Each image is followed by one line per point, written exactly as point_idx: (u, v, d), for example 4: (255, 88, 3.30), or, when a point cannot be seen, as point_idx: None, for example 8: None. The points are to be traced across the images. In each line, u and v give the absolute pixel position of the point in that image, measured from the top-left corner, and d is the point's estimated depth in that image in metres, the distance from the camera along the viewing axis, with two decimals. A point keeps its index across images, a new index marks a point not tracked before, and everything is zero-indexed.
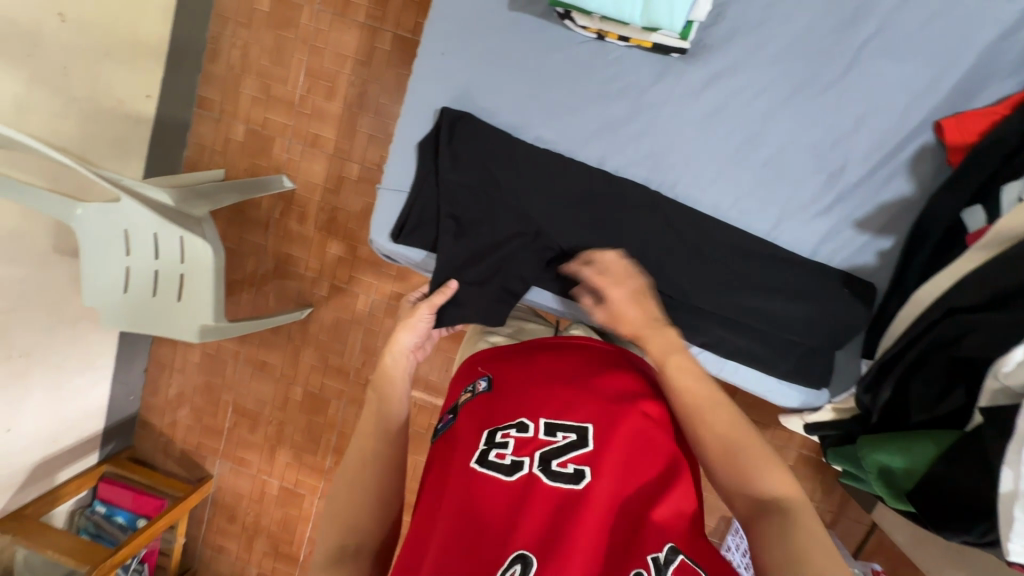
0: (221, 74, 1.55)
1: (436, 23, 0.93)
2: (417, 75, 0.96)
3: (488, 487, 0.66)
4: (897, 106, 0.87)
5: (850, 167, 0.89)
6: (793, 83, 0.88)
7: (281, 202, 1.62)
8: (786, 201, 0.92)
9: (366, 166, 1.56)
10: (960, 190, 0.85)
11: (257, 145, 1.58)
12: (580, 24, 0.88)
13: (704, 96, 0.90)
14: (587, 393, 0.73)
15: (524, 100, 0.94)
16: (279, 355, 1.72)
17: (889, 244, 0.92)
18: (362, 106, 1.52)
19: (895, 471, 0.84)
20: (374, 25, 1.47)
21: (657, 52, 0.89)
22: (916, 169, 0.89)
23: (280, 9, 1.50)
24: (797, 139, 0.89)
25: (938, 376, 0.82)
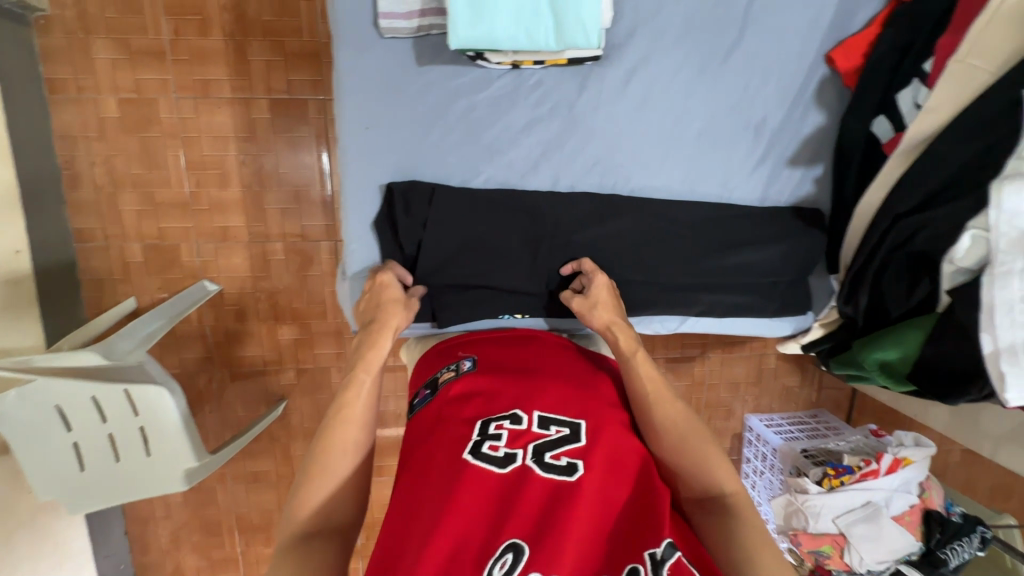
0: (90, 198, 1.39)
1: (348, 101, 0.88)
2: (347, 157, 0.91)
3: (480, 473, 0.72)
4: (792, 52, 0.95)
5: (771, 116, 0.97)
6: (699, 59, 0.93)
7: (211, 307, 1.49)
8: (727, 164, 0.99)
9: (289, 239, 1.47)
10: (867, 105, 0.94)
11: (163, 258, 1.44)
12: (494, 61, 0.87)
13: (626, 93, 0.93)
14: (577, 393, 0.83)
15: (465, 147, 0.93)
16: (269, 459, 1.62)
17: (821, 169, 1.02)
18: (262, 182, 1.43)
19: (892, 361, 0.93)
20: (244, 96, 1.37)
21: (573, 65, 0.90)
22: (823, 99, 0.98)
23: (133, 109, 1.35)
24: (718, 108, 0.96)
25: (904, 273, 0.92)
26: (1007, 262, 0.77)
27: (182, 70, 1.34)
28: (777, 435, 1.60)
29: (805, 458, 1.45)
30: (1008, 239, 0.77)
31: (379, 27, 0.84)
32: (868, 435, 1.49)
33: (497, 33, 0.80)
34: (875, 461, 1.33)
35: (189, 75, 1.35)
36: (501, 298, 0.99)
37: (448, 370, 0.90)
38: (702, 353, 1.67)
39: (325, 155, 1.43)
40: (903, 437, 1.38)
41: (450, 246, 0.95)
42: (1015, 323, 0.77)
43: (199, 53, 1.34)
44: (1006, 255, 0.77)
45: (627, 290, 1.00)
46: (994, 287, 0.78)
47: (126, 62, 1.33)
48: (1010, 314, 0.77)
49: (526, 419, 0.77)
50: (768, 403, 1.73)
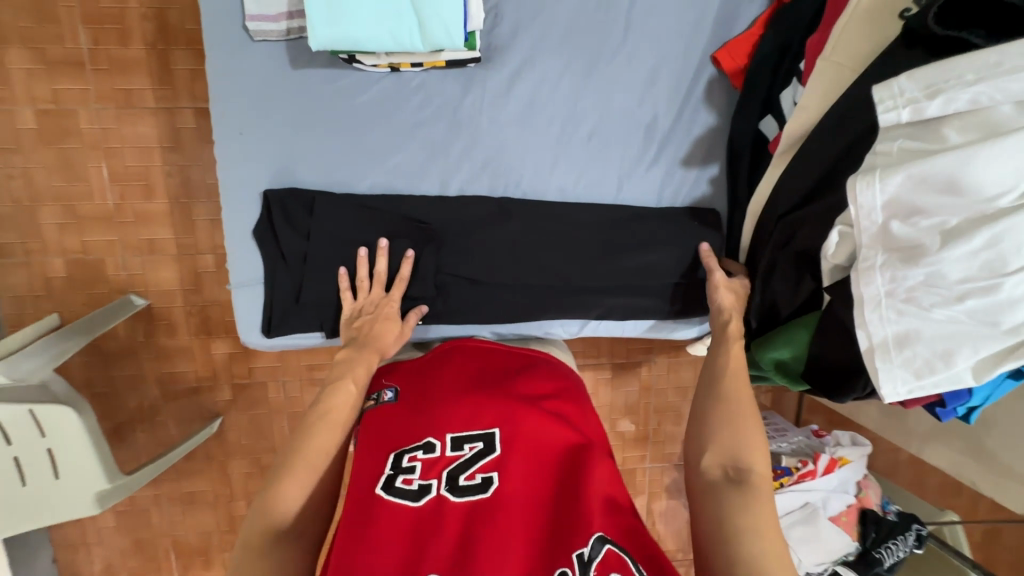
0: (8, 213, 1.34)
1: (221, 104, 0.87)
2: (224, 164, 0.90)
3: (397, 512, 0.70)
4: (676, 53, 0.95)
5: (660, 117, 0.97)
6: (583, 60, 0.93)
7: (140, 322, 1.45)
8: (620, 165, 0.99)
9: (220, 251, 1.44)
10: (752, 106, 0.95)
11: (87, 273, 1.40)
12: (369, 64, 0.87)
13: (511, 96, 0.93)
14: (489, 400, 0.81)
15: (347, 151, 0.92)
16: (206, 478, 1.56)
17: (715, 169, 1.02)
18: (190, 193, 1.39)
19: (787, 360, 0.93)
20: (169, 106, 1.34)
21: (453, 68, 0.90)
22: (713, 99, 0.98)
23: (52, 121, 1.32)
24: (606, 109, 0.96)
25: (790, 271, 0.92)
26: (870, 256, 0.79)
27: (103, 80, 1.31)
28: None
29: None
30: (869, 234, 0.79)
31: (248, 30, 0.85)
32: (810, 435, 1.48)
33: (360, 34, 0.80)
34: (813, 462, 1.32)
35: (110, 85, 1.32)
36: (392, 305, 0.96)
37: (370, 403, 0.87)
38: (648, 358, 1.67)
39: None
40: (841, 438, 1.40)
41: (337, 250, 0.93)
42: (885, 321, 0.78)
43: (120, 62, 1.31)
44: (869, 250, 0.79)
45: (532, 294, 1.00)
46: (862, 283, 0.80)
47: (42, 73, 1.29)
48: (876, 309, 0.79)
49: (436, 444, 0.75)
50: None
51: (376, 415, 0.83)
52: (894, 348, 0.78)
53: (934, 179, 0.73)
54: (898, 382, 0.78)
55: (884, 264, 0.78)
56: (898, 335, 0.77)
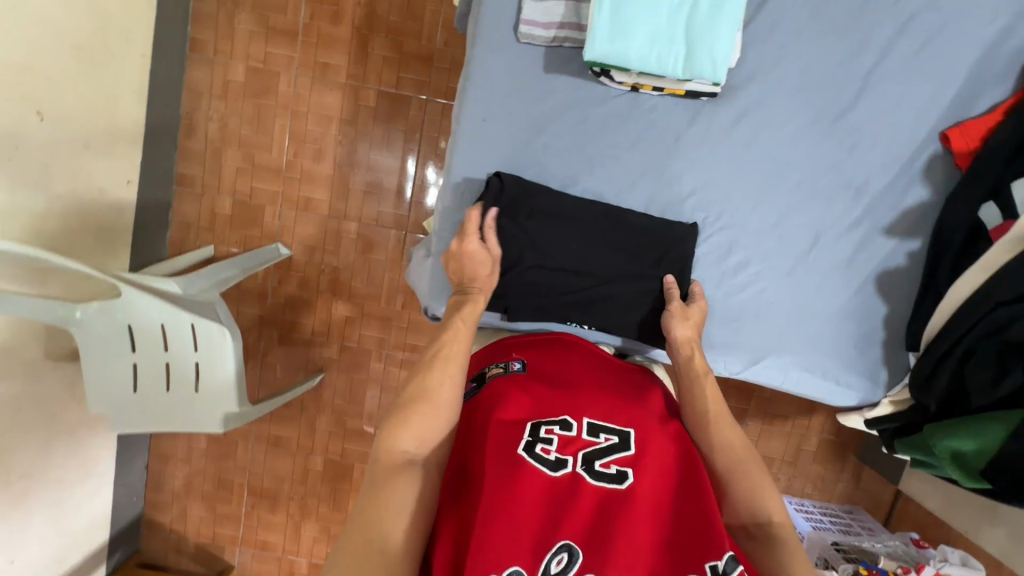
0: (199, 149, 1.51)
1: (473, 95, 0.94)
2: (460, 142, 0.97)
3: (534, 476, 0.70)
4: (907, 122, 0.97)
5: (873, 181, 0.98)
6: (813, 112, 0.97)
7: (278, 269, 1.57)
8: (821, 219, 0.99)
9: (364, 222, 1.55)
10: (977, 187, 0.94)
11: (247, 216, 1.54)
12: (617, 80, 0.93)
13: (734, 132, 0.97)
14: (625, 401, 0.81)
15: (571, 154, 0.97)
16: (295, 427, 1.65)
17: (917, 245, 1.00)
18: (353, 164, 1.52)
19: (967, 453, 0.92)
20: (356, 83, 1.48)
21: (688, 98, 0.95)
22: (931, 175, 0.98)
23: (257, 78, 1.48)
24: (821, 163, 0.98)
25: (992, 362, 0.91)
26: None
27: (308, 51, 1.47)
28: (807, 521, 1.51)
29: (835, 551, 1.36)
30: None
31: (518, 32, 0.92)
32: (908, 543, 1.39)
33: (629, 52, 0.85)
34: (915, 571, 1.24)
35: (313, 56, 1.47)
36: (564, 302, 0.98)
37: (498, 368, 0.88)
38: (740, 419, 1.62)
39: (414, 149, 1.51)
40: (950, 553, 1.28)
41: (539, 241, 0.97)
42: None
43: (326, 39, 1.46)
44: None
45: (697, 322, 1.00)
46: None
47: (261, 36, 1.46)
48: None
49: (576, 424, 0.75)
50: (801, 485, 1.64)
51: (506, 381, 0.84)
52: None
53: None
54: None
55: None
56: None
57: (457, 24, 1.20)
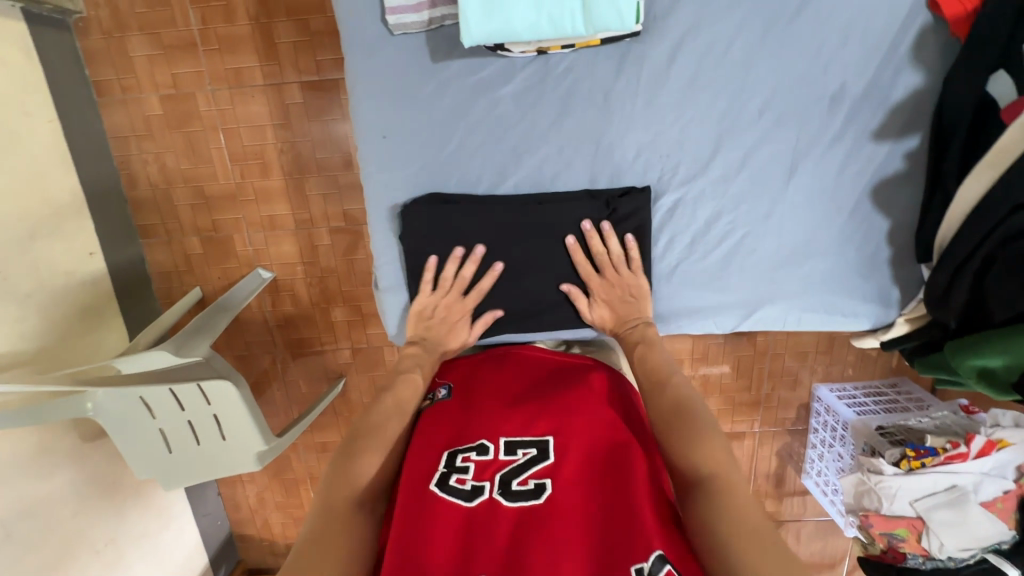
0: (149, 196, 1.45)
1: (386, 102, 0.93)
2: (376, 167, 0.97)
3: (450, 508, 0.76)
4: (878, 0, 0.87)
5: (850, 85, 0.90)
6: (761, 23, 0.88)
7: (268, 293, 1.55)
8: (794, 142, 0.94)
9: (333, 224, 1.48)
10: (983, 56, 0.83)
11: (219, 249, 1.50)
12: (518, 51, 0.89)
13: (671, 74, 0.91)
14: (542, 409, 0.87)
15: (493, 148, 0.96)
16: (335, 430, 1.72)
17: (915, 141, 0.93)
18: (303, 169, 1.42)
19: (994, 368, 0.86)
20: (276, 81, 1.34)
21: (608, 45, 0.90)
22: (921, 56, 0.89)
23: (175, 106, 1.37)
24: (781, 80, 0.91)
25: (1015, 276, 0.81)
26: None
27: (215, 60, 1.33)
28: (850, 409, 1.48)
29: (881, 436, 1.34)
30: None
31: (389, 24, 0.88)
32: (957, 412, 1.36)
33: (514, 22, 0.82)
34: (965, 444, 1.22)
35: (222, 64, 1.34)
36: (537, 296, 1.02)
37: (427, 400, 0.96)
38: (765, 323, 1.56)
39: None
40: (1001, 418, 1.25)
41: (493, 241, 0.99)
42: None
43: (228, 41, 1.32)
44: None
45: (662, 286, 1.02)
46: None
47: (162, 58, 1.33)
48: None
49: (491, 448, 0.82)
50: (840, 371, 1.60)
51: (432, 413, 0.92)
52: None
53: None
54: None
55: None
56: None
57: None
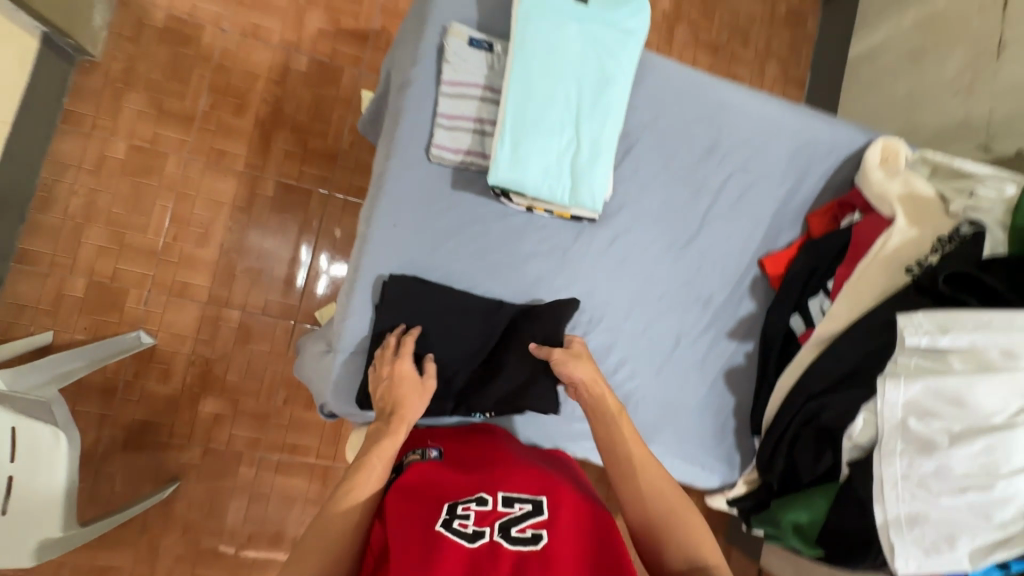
0: (55, 225, 1.36)
1: (387, 203, 1.01)
2: (369, 244, 1.01)
3: (448, 549, 0.69)
4: (736, 249, 1.22)
5: (716, 296, 1.21)
6: (669, 239, 1.18)
7: (136, 361, 1.39)
8: (681, 325, 1.19)
9: (248, 310, 1.46)
10: (787, 301, 1.19)
11: (105, 300, 1.38)
12: (516, 201, 1.05)
13: (610, 251, 1.14)
14: (539, 472, 0.83)
15: (472, 262, 1.07)
16: (129, 552, 1.37)
17: (751, 347, 1.24)
18: (242, 251, 1.46)
19: (804, 523, 1.06)
20: (254, 173, 1.47)
21: (572, 221, 1.11)
22: (755, 293, 1.24)
23: (140, 157, 1.41)
24: (675, 280, 1.19)
25: (812, 445, 1.06)
26: (890, 443, 0.95)
27: (205, 136, 1.45)
28: None
29: None
30: (890, 426, 0.95)
31: (430, 152, 1.02)
32: None
33: (526, 181, 0.98)
34: None
35: (211, 142, 1.45)
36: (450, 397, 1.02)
37: (415, 457, 0.89)
38: None
39: (305, 248, 1.50)
40: None
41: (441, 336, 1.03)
42: (898, 499, 0.93)
43: (226, 128, 1.46)
44: (890, 440, 0.95)
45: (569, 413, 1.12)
46: (882, 464, 0.95)
47: (152, 117, 1.42)
48: (896, 488, 0.93)
49: (491, 496, 0.76)
50: None
51: (421, 466, 0.85)
52: (905, 525, 0.92)
53: (947, 392, 0.90)
54: (913, 557, 0.91)
55: (901, 452, 0.94)
56: (909, 515, 0.92)
57: (372, 119, 1.25)
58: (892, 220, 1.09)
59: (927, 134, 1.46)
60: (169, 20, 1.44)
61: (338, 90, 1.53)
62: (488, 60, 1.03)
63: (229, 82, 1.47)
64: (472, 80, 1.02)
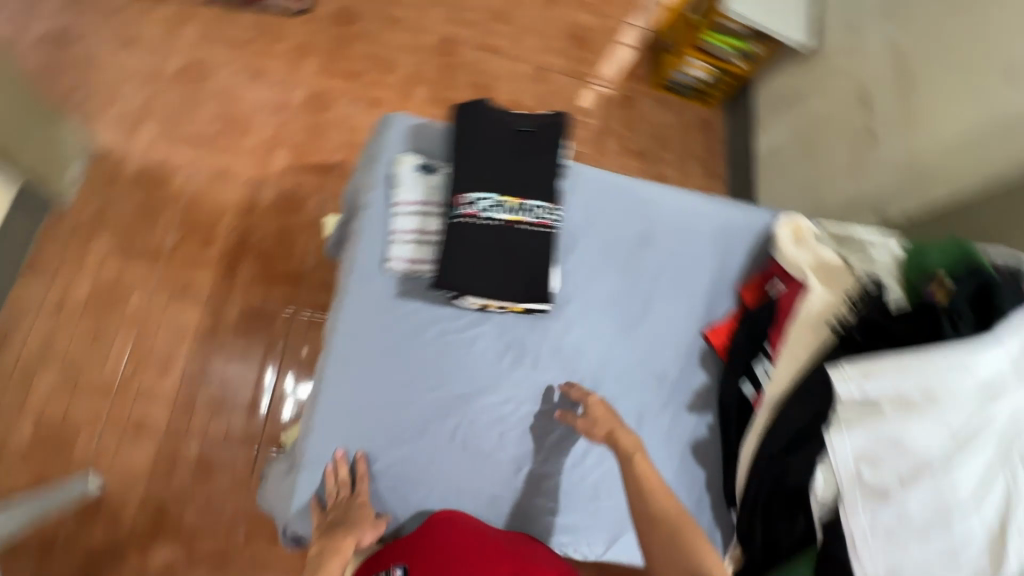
0: (9, 369, 1.34)
1: (344, 315, 1.05)
2: (328, 356, 1.03)
3: None
4: (680, 327, 1.29)
5: (669, 372, 1.26)
6: (617, 327, 1.25)
7: (79, 513, 1.29)
8: (641, 405, 1.23)
9: (208, 440, 1.40)
10: (733, 373, 1.23)
11: (53, 444, 1.32)
12: (468, 302, 1.10)
13: (563, 345, 1.19)
14: (506, 559, 0.85)
15: (433, 364, 1.08)
16: None
17: (711, 416, 1.27)
18: (204, 379, 1.44)
19: None
20: (218, 300, 1.51)
21: (525, 314, 1.16)
22: (704, 365, 1.29)
23: (102, 295, 1.44)
24: (629, 365, 1.24)
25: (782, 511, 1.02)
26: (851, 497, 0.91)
27: (170, 269, 1.50)
28: None
29: None
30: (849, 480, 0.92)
31: (383, 264, 1.08)
32: None
33: (473, 284, 1.06)
34: None
35: (176, 274, 1.50)
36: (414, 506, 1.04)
37: None
38: None
39: (270, 373, 1.49)
40: None
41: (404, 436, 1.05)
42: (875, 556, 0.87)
43: (192, 259, 1.52)
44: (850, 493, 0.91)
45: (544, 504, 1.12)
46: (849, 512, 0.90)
47: (118, 255, 1.48)
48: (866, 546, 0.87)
49: None
50: None
51: None
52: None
53: (884, 438, 0.91)
54: None
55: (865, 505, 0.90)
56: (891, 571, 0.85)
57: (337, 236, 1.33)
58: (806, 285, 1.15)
59: (836, 210, 1.67)
60: (142, 168, 1.56)
61: (302, 217, 1.64)
62: (433, 180, 1.15)
63: (196, 218, 1.56)
64: (421, 198, 1.12)
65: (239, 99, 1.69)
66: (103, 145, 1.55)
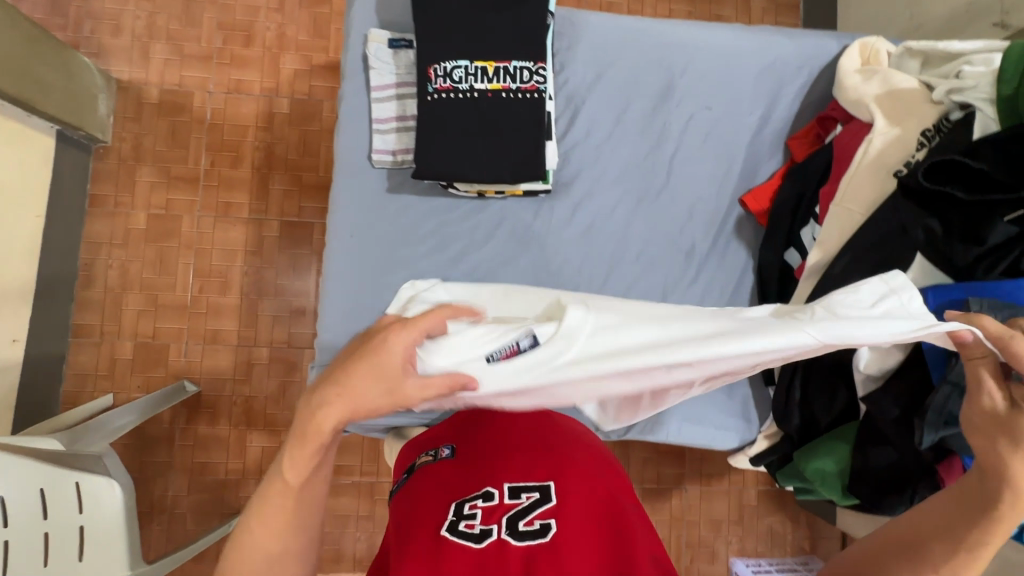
0: (99, 298, 1.51)
1: (339, 213, 1.06)
2: (331, 259, 1.04)
3: (455, 553, 0.68)
4: (710, 196, 1.15)
5: (698, 245, 1.13)
6: (635, 196, 1.13)
7: (185, 408, 1.51)
8: (665, 281, 1.12)
9: (276, 345, 1.54)
10: (774, 241, 1.10)
11: (151, 355, 1.51)
12: (462, 189, 1.07)
13: (574, 222, 1.11)
14: (545, 454, 0.81)
15: (437, 256, 1.06)
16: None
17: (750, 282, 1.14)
18: (259, 290, 1.55)
19: (833, 472, 1.01)
20: (259, 216, 1.56)
21: (528, 197, 1.10)
22: (742, 235, 1.15)
23: (158, 223, 1.54)
24: (653, 236, 1.13)
25: (825, 386, 1.02)
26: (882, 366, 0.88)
27: (210, 193, 1.56)
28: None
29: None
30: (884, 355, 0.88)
31: (373, 158, 1.07)
32: None
33: (461, 168, 1.01)
34: None
35: (216, 197, 1.56)
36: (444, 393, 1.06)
37: (428, 457, 0.87)
38: (679, 485, 1.59)
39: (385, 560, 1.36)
40: None
41: None
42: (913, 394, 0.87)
43: (227, 181, 1.57)
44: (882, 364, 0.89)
45: None
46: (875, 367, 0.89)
47: (162, 185, 1.55)
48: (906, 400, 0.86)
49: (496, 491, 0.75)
50: (754, 544, 1.60)
51: (428, 471, 0.83)
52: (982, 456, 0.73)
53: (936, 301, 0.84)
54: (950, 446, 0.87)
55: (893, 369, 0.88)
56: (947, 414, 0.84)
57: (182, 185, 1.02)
58: (872, 122, 0.99)
59: (935, 26, 1.32)
60: (162, 95, 1.57)
61: (321, 123, 1.60)
62: (409, 55, 1.08)
63: (222, 138, 1.57)
64: (398, 80, 1.08)
65: (233, 4, 1.60)
66: (123, 76, 1.56)
